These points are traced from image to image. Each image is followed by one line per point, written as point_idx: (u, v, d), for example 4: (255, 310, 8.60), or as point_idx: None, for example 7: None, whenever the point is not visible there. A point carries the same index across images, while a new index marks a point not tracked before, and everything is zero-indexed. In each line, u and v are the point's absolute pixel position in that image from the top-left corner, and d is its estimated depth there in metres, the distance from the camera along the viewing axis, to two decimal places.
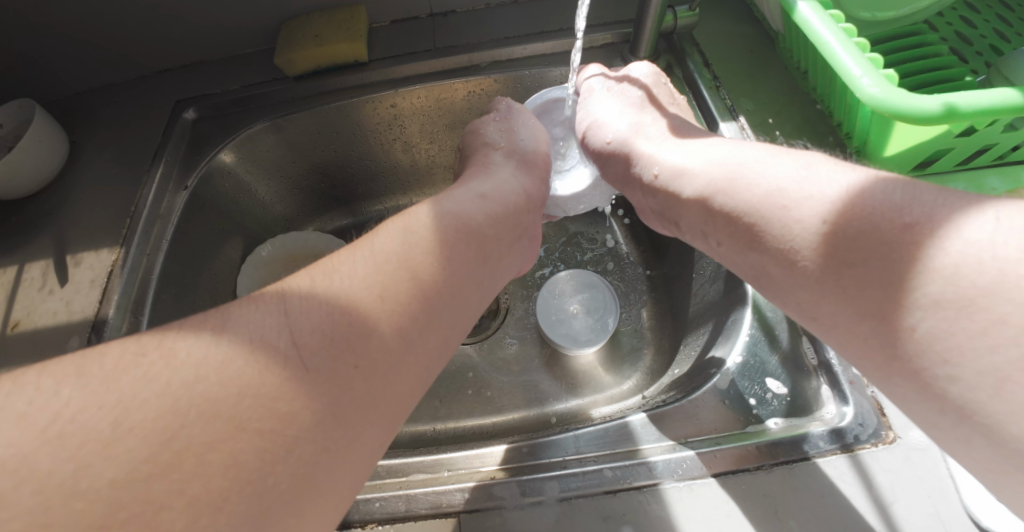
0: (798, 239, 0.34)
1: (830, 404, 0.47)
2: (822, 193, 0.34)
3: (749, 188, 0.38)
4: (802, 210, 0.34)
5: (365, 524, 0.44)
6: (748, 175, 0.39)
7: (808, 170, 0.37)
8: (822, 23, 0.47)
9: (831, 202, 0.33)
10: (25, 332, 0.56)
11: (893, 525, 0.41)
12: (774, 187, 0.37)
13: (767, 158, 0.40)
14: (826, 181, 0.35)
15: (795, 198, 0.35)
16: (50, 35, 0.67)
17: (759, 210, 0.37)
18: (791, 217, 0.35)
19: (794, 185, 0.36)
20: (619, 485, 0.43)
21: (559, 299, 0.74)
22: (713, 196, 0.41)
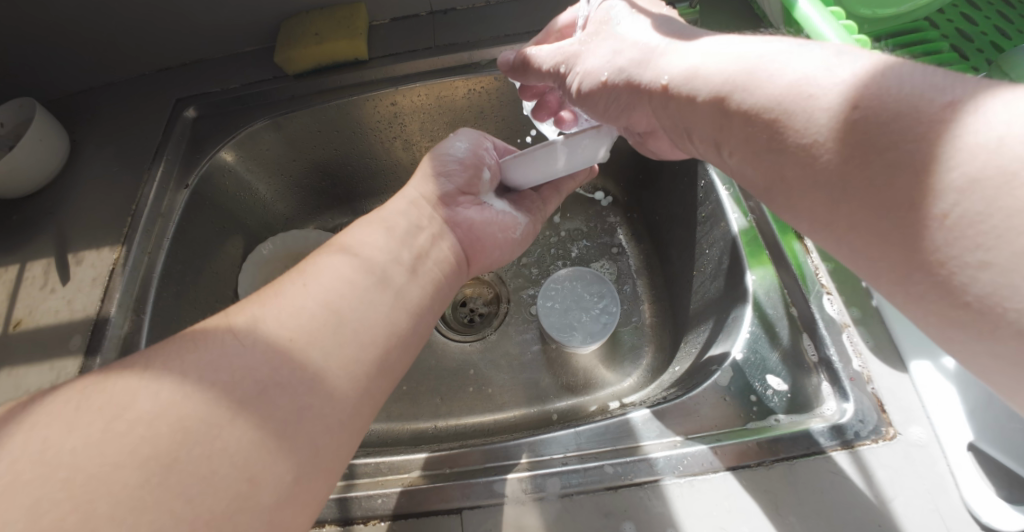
0: (817, 127, 0.28)
1: (830, 401, 0.47)
2: (837, 72, 0.28)
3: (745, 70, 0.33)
4: (818, 91, 0.28)
5: (367, 520, 0.44)
6: (747, 64, 0.33)
7: (820, 53, 0.30)
8: (822, 20, 0.47)
9: (852, 80, 0.28)
10: (27, 330, 0.56)
11: (893, 520, 0.41)
12: (766, 71, 0.32)
13: (760, 44, 0.34)
14: (840, 59, 0.29)
15: (806, 80, 0.29)
16: (49, 33, 0.67)
17: (770, 101, 0.31)
18: (805, 103, 0.29)
19: (800, 67, 0.30)
20: (620, 481, 0.43)
21: (560, 298, 0.73)
22: (711, 91, 0.34)
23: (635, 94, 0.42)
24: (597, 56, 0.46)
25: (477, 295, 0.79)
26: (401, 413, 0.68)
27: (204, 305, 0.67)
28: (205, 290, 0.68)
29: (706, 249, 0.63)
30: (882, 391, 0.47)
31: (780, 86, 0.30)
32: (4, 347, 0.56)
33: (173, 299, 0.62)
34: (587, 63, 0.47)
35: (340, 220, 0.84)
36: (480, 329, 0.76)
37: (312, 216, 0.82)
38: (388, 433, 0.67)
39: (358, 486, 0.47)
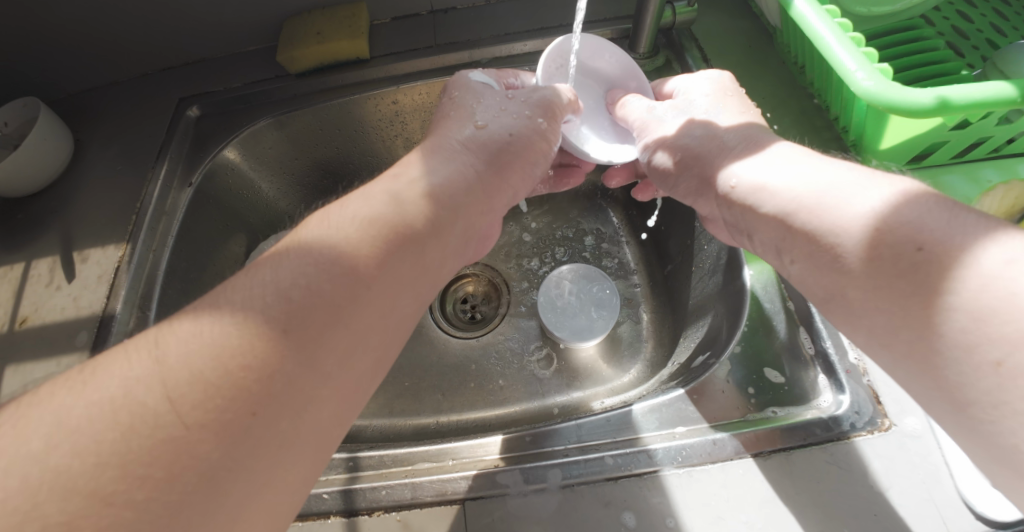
0: (844, 242, 0.34)
1: (826, 393, 0.48)
2: (869, 199, 0.34)
3: (807, 197, 0.37)
4: (849, 215, 0.34)
5: (372, 511, 0.45)
6: (815, 190, 0.37)
7: (871, 187, 0.35)
8: (817, 17, 0.48)
9: (879, 208, 0.33)
10: (33, 327, 0.57)
11: (888, 510, 0.42)
12: (821, 191, 0.36)
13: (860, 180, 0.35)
14: (874, 187, 0.34)
15: (838, 202, 0.35)
16: (53, 33, 0.68)
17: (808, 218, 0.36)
18: (834, 220, 0.35)
19: (839, 195, 0.35)
20: (620, 472, 0.44)
21: (560, 314, 0.72)
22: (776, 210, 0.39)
23: (687, 176, 0.49)
24: (669, 129, 0.51)
25: (478, 292, 0.80)
26: (403, 408, 0.69)
27: None
28: (209, 287, 0.68)
29: (705, 245, 0.64)
30: (877, 383, 0.48)
31: (816, 205, 0.36)
32: (12, 344, 0.56)
33: (177, 296, 0.63)
34: (658, 138, 0.52)
35: None
36: (482, 325, 0.76)
37: (314, 215, 0.82)
38: (391, 428, 0.67)
39: (362, 478, 0.47)
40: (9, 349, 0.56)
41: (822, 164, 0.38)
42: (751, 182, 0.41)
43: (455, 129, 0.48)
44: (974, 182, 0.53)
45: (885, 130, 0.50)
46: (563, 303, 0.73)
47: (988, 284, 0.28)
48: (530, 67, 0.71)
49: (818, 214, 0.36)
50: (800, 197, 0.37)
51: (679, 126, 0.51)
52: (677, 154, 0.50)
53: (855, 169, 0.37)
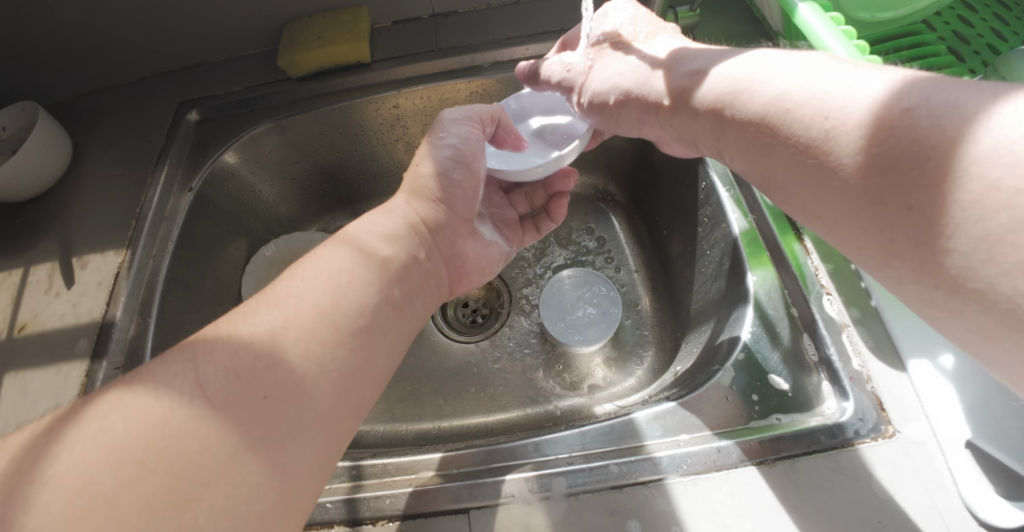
0: (837, 127, 0.31)
1: (830, 400, 0.48)
2: (866, 85, 0.31)
3: (796, 99, 0.34)
4: (851, 101, 0.31)
5: (376, 520, 0.45)
6: (800, 95, 0.34)
7: (852, 76, 0.32)
8: (821, 25, 0.48)
9: (882, 92, 0.30)
10: (32, 334, 0.57)
11: (893, 517, 0.42)
12: (806, 96, 0.33)
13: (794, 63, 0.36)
14: (868, 80, 0.31)
15: (834, 93, 0.32)
16: (50, 37, 0.67)
17: (801, 119, 0.33)
18: (832, 116, 0.31)
19: (830, 90, 0.32)
20: (625, 480, 0.44)
21: (595, 318, 0.72)
22: (773, 118, 0.35)
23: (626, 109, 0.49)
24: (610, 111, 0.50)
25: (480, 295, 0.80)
26: (404, 413, 0.69)
27: (209, 306, 0.67)
28: (209, 292, 0.68)
29: (708, 250, 0.64)
30: (880, 390, 0.48)
31: (809, 101, 0.33)
32: (11, 351, 0.56)
33: (178, 301, 0.62)
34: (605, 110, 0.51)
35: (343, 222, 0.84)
36: (483, 329, 0.76)
37: (313, 219, 0.82)
38: (392, 433, 0.67)
39: (366, 487, 0.47)
40: (8, 356, 0.56)
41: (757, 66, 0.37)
42: (726, 75, 0.39)
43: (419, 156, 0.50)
44: None
45: None
46: (585, 318, 0.72)
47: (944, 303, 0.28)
48: None
49: (800, 103, 0.33)
50: (790, 100, 0.34)
51: (605, 64, 0.50)
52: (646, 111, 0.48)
53: (796, 63, 0.36)
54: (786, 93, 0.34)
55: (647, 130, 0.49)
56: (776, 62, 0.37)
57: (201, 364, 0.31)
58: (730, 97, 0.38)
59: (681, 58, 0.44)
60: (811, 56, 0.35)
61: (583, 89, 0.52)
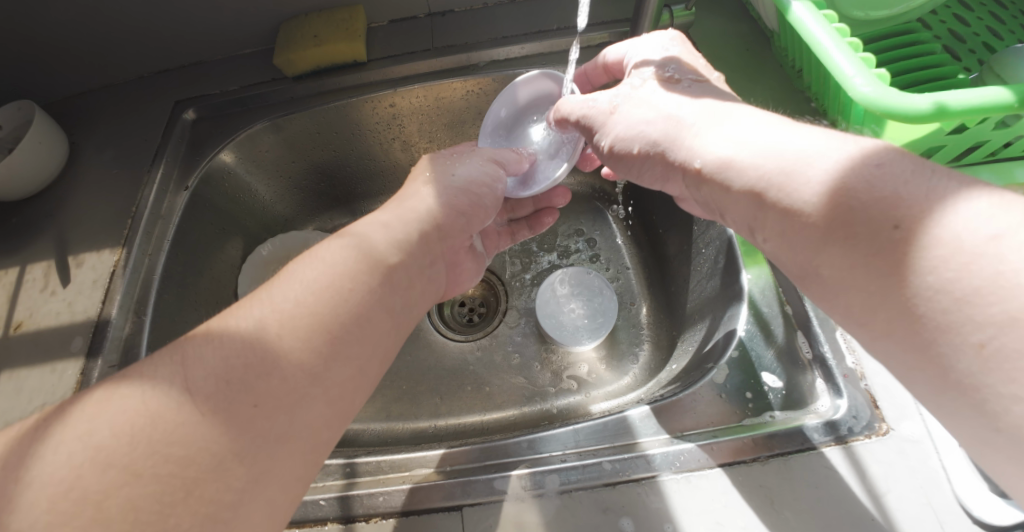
0: (801, 190, 0.34)
1: (825, 397, 0.48)
2: (825, 153, 0.34)
3: (762, 154, 0.36)
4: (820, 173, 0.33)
5: (369, 518, 0.45)
6: (756, 145, 0.37)
7: (805, 136, 0.36)
8: (815, 22, 0.48)
9: (838, 157, 0.33)
10: (27, 332, 0.57)
11: (886, 515, 0.42)
12: (770, 152, 0.36)
13: (754, 119, 0.39)
14: (826, 149, 0.34)
15: (795, 153, 0.35)
16: (46, 36, 0.67)
17: (769, 177, 0.35)
18: (794, 176, 0.34)
19: (788, 148, 0.35)
20: (619, 478, 0.44)
21: (590, 312, 0.72)
22: (736, 168, 0.37)
23: (649, 159, 0.46)
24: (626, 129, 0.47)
25: (477, 294, 0.80)
26: (400, 412, 0.69)
27: (204, 305, 0.67)
28: (204, 290, 0.67)
29: (703, 249, 0.64)
30: (875, 388, 0.48)
31: (775, 160, 0.35)
32: (7, 349, 0.56)
33: (174, 300, 0.62)
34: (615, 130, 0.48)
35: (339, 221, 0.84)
36: (479, 327, 0.76)
37: (310, 218, 0.82)
38: (388, 432, 0.67)
39: (360, 484, 0.47)
40: (3, 354, 0.56)
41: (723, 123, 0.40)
42: (710, 154, 0.40)
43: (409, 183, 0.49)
44: None
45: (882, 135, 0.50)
46: (581, 315, 0.72)
47: (935, 301, 0.28)
48: (527, 70, 0.70)
49: (790, 185, 0.34)
50: (752, 154, 0.37)
51: (630, 106, 0.48)
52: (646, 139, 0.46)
53: (753, 118, 0.39)
54: (744, 142, 0.38)
55: (669, 185, 0.47)
56: (738, 116, 0.40)
57: (193, 362, 0.31)
58: (723, 176, 0.38)
59: (670, 93, 0.47)
60: (785, 130, 0.37)
61: (604, 131, 0.49)
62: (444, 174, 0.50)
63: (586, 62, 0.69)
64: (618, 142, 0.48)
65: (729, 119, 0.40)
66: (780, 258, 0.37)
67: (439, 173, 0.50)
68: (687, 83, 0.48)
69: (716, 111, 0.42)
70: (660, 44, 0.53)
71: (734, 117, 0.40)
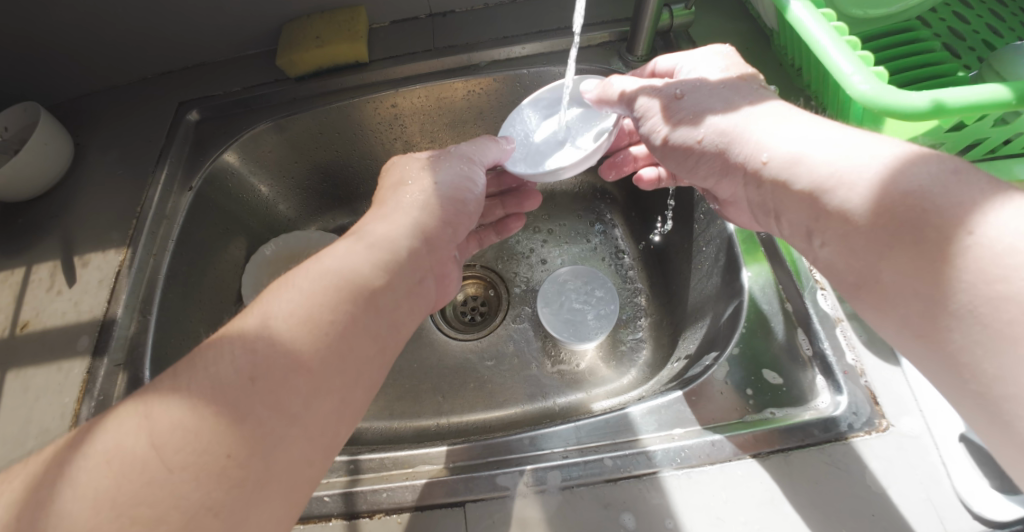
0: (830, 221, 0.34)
1: (825, 394, 0.48)
2: (870, 163, 0.35)
3: (815, 161, 0.38)
4: (847, 167, 0.36)
5: (373, 514, 0.45)
6: (813, 153, 0.38)
7: (866, 147, 0.36)
8: (814, 21, 0.48)
9: None
10: (34, 332, 0.57)
11: (887, 511, 0.42)
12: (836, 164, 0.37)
13: (826, 131, 0.39)
14: (865, 149, 0.36)
15: (852, 163, 0.36)
16: (50, 38, 0.68)
17: (819, 181, 0.37)
18: (834, 180, 0.37)
19: (848, 164, 0.36)
20: (620, 474, 0.45)
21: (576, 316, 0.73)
22: (788, 171, 0.39)
23: (708, 152, 0.46)
24: (688, 116, 0.47)
25: (478, 293, 0.80)
26: (403, 411, 0.69)
27: (208, 305, 0.67)
28: (208, 290, 0.68)
29: (704, 247, 0.64)
30: (875, 384, 0.48)
31: (825, 166, 0.37)
32: (13, 348, 0.57)
33: (179, 300, 0.62)
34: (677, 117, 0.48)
35: (342, 221, 0.84)
36: (481, 326, 0.77)
37: (313, 218, 0.82)
38: (391, 430, 0.68)
39: (363, 481, 0.48)
40: (10, 354, 0.56)
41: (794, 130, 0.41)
42: (768, 144, 0.41)
43: (393, 194, 0.50)
44: None
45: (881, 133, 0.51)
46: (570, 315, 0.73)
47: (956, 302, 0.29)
48: (528, 70, 0.71)
49: (811, 166, 0.38)
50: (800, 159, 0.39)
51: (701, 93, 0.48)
52: (704, 129, 0.46)
53: (818, 130, 0.40)
54: (799, 149, 0.39)
55: (725, 183, 0.47)
56: (810, 126, 0.40)
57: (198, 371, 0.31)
58: (735, 146, 0.44)
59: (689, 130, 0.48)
60: (811, 119, 0.41)
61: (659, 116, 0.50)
62: (423, 182, 0.51)
63: (587, 60, 0.69)
64: (677, 129, 0.48)
65: (800, 128, 0.40)
66: (836, 262, 0.37)
67: (417, 183, 0.51)
68: (751, 87, 0.47)
69: (789, 115, 0.42)
70: (711, 50, 0.52)
71: (805, 122, 0.41)
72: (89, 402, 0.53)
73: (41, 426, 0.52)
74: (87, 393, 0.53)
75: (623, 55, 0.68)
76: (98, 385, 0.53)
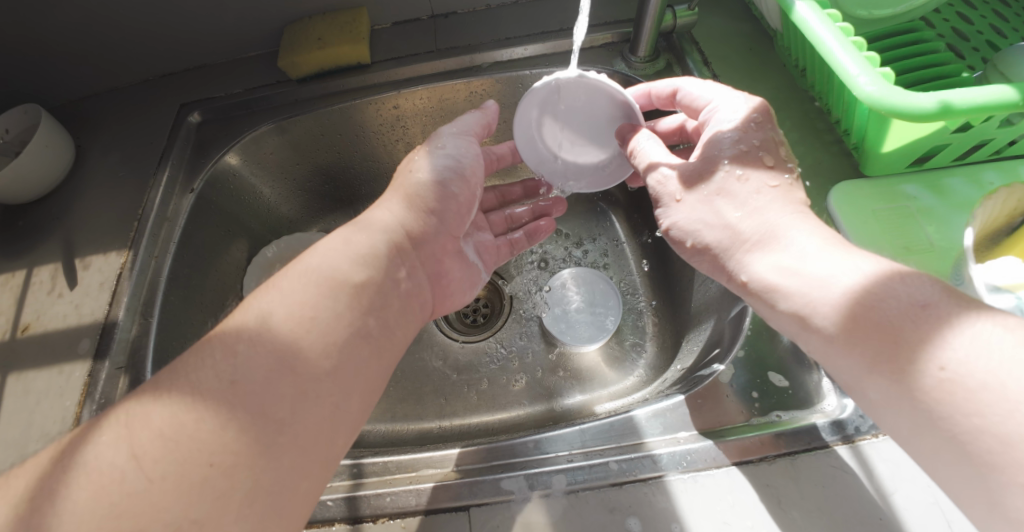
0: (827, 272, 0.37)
1: (831, 397, 0.48)
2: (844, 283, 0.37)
3: (793, 289, 0.40)
4: (819, 298, 0.38)
5: (376, 518, 0.45)
6: (792, 278, 0.40)
7: (839, 275, 0.38)
8: (819, 22, 0.48)
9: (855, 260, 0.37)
10: (35, 335, 0.57)
11: (894, 513, 0.42)
12: (813, 298, 0.39)
13: (809, 251, 0.40)
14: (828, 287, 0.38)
15: (826, 290, 0.38)
16: (50, 39, 0.68)
17: (794, 306, 0.40)
18: (808, 297, 0.39)
19: (823, 301, 0.38)
20: (625, 478, 0.44)
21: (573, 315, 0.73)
22: (768, 291, 0.42)
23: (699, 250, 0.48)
24: (687, 219, 0.48)
25: (480, 295, 0.80)
26: (405, 413, 0.69)
27: (211, 308, 0.67)
28: (211, 292, 0.67)
29: None
30: None
31: (800, 296, 0.39)
32: (14, 352, 0.56)
33: (181, 302, 0.62)
34: (675, 218, 0.49)
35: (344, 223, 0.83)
36: (483, 328, 0.76)
37: (314, 220, 0.81)
38: (392, 433, 0.67)
39: (366, 485, 0.47)
40: (12, 357, 0.56)
41: (776, 253, 0.42)
42: (757, 267, 0.43)
43: None
44: (975, 183, 0.53)
45: (886, 135, 0.50)
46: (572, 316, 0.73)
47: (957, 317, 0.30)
48: (531, 71, 0.70)
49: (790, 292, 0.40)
50: (777, 285, 0.41)
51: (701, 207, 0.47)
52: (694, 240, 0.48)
53: (801, 250, 0.41)
54: (778, 272, 0.41)
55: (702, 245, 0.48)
56: (796, 248, 0.41)
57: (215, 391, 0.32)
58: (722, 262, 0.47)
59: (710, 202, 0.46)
60: (800, 231, 0.42)
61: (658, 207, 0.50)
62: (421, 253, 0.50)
63: (589, 61, 0.69)
64: (673, 229, 0.49)
65: (786, 249, 0.41)
66: None
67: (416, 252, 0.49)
68: (756, 185, 0.45)
69: (780, 230, 0.42)
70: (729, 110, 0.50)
71: (792, 243, 0.41)
72: (91, 405, 0.52)
73: (42, 429, 0.52)
74: (89, 396, 0.53)
75: (626, 57, 0.68)
76: (100, 387, 0.53)
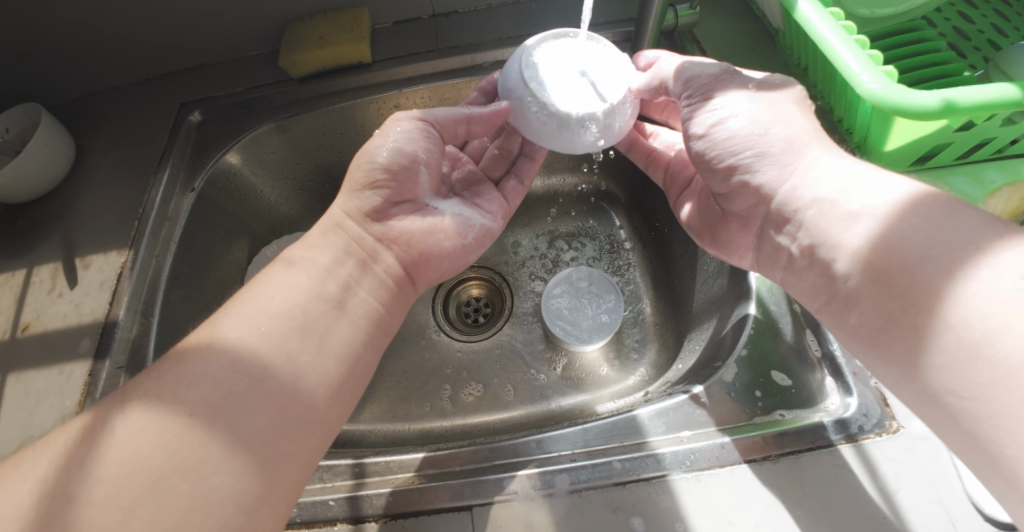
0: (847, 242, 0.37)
1: (834, 396, 0.48)
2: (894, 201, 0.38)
3: (842, 200, 0.40)
4: (869, 205, 0.39)
5: (379, 518, 0.45)
6: (839, 192, 0.41)
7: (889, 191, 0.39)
8: (822, 20, 0.48)
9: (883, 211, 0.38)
10: (35, 334, 0.57)
11: (897, 512, 0.42)
12: (861, 207, 0.39)
13: (857, 171, 0.41)
14: (877, 200, 0.39)
15: (881, 199, 0.39)
16: (50, 38, 0.67)
17: (837, 219, 0.40)
18: (859, 206, 0.39)
19: (876, 206, 0.39)
20: (628, 477, 0.44)
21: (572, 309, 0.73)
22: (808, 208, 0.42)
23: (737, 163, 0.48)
24: (740, 119, 0.46)
25: (481, 294, 0.80)
26: (406, 413, 0.69)
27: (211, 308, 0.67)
28: (211, 292, 0.67)
29: None
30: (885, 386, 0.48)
31: (848, 206, 0.40)
32: (14, 351, 0.56)
33: (182, 301, 0.62)
34: (729, 119, 0.47)
35: None
36: (484, 327, 0.76)
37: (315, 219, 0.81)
38: (394, 433, 0.67)
39: (369, 485, 0.47)
40: (12, 357, 0.56)
41: (826, 169, 0.43)
42: (805, 178, 0.43)
43: None
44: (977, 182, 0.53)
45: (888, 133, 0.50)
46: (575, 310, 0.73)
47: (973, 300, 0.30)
48: None
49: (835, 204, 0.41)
50: (824, 196, 0.41)
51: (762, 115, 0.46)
52: (744, 138, 0.46)
53: (844, 170, 0.42)
54: (828, 184, 0.42)
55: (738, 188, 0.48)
56: (843, 166, 0.42)
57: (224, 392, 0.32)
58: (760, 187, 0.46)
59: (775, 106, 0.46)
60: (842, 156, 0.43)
61: (706, 109, 0.49)
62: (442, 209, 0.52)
63: None
64: (718, 132, 0.48)
65: (834, 166, 0.42)
66: None
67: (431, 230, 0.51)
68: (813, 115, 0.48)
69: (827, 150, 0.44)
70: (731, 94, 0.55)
71: (837, 162, 0.43)
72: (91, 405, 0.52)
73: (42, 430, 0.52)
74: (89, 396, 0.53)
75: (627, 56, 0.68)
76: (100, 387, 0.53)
